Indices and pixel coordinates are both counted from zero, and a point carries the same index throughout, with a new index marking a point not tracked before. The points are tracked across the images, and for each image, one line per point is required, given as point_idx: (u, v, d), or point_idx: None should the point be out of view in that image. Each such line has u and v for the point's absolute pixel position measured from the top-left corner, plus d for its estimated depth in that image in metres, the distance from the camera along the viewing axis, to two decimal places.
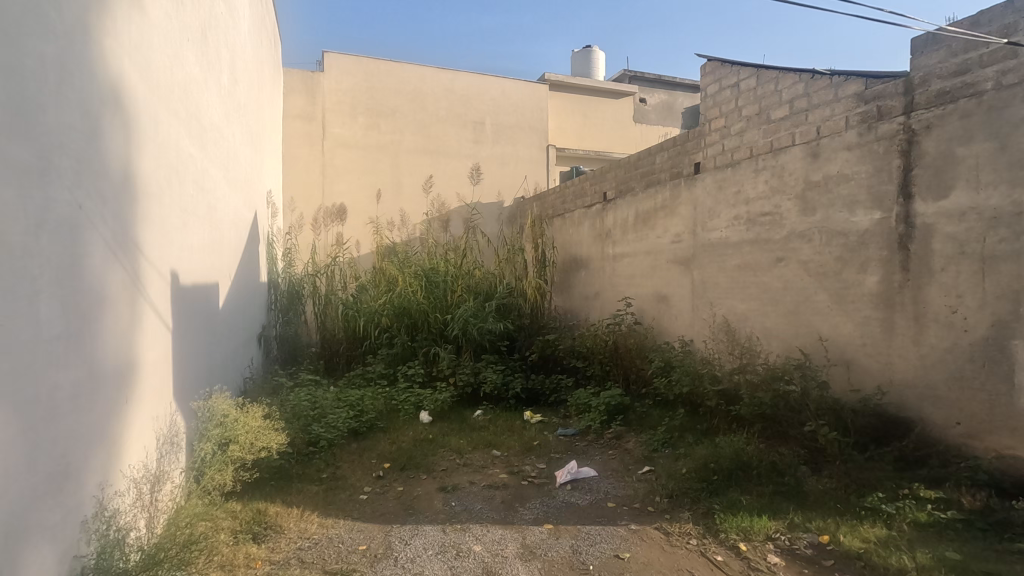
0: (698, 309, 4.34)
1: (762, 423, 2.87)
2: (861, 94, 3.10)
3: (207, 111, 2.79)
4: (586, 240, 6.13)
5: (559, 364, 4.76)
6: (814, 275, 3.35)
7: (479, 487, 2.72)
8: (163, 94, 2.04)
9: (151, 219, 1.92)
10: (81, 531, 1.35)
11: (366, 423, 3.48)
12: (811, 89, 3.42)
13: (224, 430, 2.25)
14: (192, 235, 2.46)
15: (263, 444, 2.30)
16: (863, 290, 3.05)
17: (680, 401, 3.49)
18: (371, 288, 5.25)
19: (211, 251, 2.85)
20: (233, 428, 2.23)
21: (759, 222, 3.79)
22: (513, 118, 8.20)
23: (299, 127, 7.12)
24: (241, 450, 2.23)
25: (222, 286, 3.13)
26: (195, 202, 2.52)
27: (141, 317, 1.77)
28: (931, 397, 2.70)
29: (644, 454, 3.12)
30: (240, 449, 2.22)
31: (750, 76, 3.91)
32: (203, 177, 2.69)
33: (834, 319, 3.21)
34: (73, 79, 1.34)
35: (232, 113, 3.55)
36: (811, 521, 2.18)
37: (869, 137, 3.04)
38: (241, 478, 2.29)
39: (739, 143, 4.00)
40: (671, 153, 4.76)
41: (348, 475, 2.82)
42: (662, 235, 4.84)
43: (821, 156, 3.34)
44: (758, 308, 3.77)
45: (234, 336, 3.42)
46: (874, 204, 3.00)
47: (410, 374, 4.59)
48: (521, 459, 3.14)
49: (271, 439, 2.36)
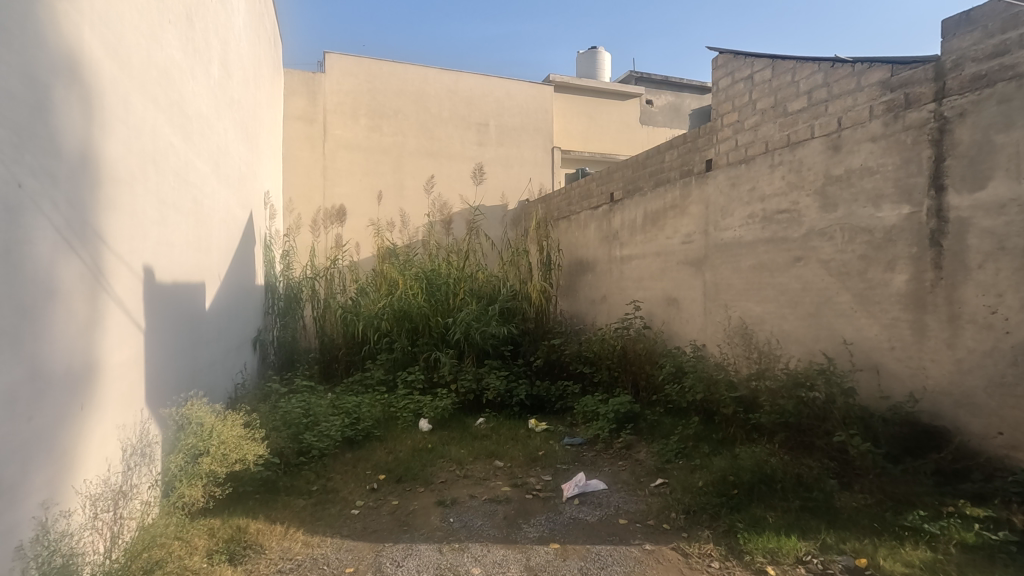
0: (711, 312, 4.15)
1: (784, 433, 2.67)
2: (887, 82, 2.91)
3: (192, 100, 2.63)
4: (593, 241, 5.96)
5: (565, 370, 4.56)
6: (836, 275, 3.16)
7: (479, 501, 2.53)
8: (136, 72, 1.88)
9: (121, 209, 1.76)
10: (16, 557, 1.18)
11: (362, 431, 3.30)
12: (831, 78, 3.24)
13: (198, 439, 2.07)
14: (172, 230, 2.29)
15: (241, 454, 2.12)
16: (890, 290, 2.86)
17: (694, 408, 3.28)
18: (371, 291, 5.09)
19: (196, 249, 2.69)
20: (208, 438, 2.05)
21: (775, 220, 3.61)
22: (517, 120, 8.05)
23: (300, 129, 7.00)
24: (216, 462, 2.05)
25: (210, 286, 2.96)
26: (177, 195, 2.36)
27: (103, 315, 1.61)
28: (969, 404, 2.50)
29: (657, 465, 2.92)
30: (215, 461, 2.04)
31: (765, 67, 3.74)
32: (187, 169, 2.53)
33: (858, 322, 3.02)
34: (12, 41, 1.18)
35: (223, 106, 3.40)
36: (845, 542, 1.98)
37: (896, 127, 2.85)
38: (217, 492, 2.11)
39: (754, 138, 3.82)
40: (681, 151, 4.59)
41: (340, 487, 2.63)
42: (671, 236, 4.66)
43: (842, 148, 3.15)
44: (775, 310, 3.57)
45: (223, 339, 3.26)
46: (902, 198, 2.81)
47: (409, 380, 4.40)
48: (526, 470, 2.95)
49: (250, 450, 2.17)
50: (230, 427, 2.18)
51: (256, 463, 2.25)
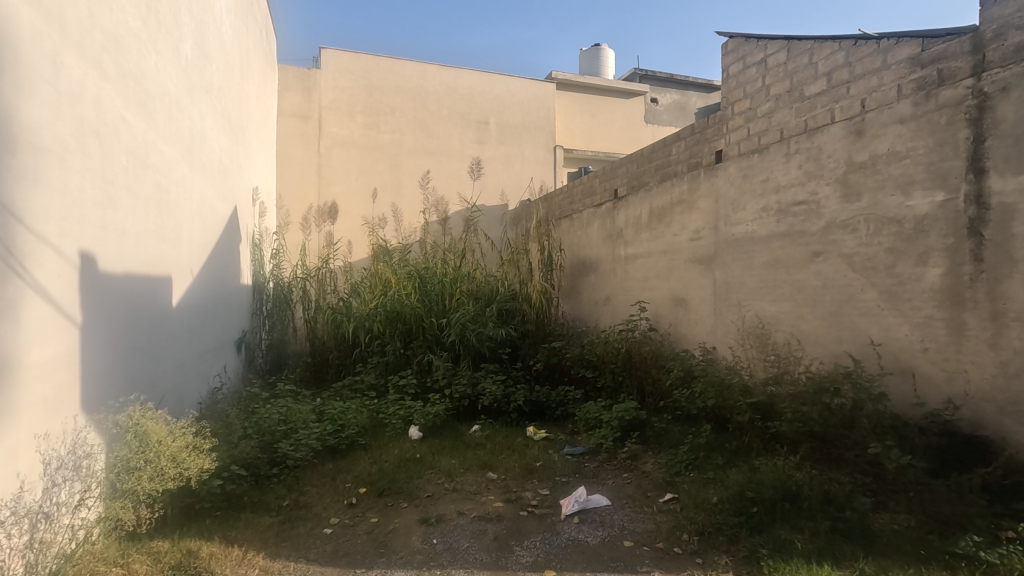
0: (722, 312, 3.89)
1: (809, 444, 2.40)
2: (917, 58, 2.66)
3: (155, 77, 2.41)
4: (595, 240, 5.71)
5: (567, 374, 4.28)
6: (861, 270, 2.90)
7: (468, 519, 2.27)
8: (70, 28, 1.65)
9: (47, 184, 1.54)
10: None
11: (345, 439, 3.06)
12: (853, 57, 2.99)
13: (136, 451, 1.80)
14: (124, 215, 2.05)
15: (185, 469, 1.86)
16: (922, 286, 2.60)
17: (705, 416, 3.02)
18: (362, 292, 4.84)
19: (159, 240, 2.45)
20: (150, 452, 1.79)
21: (791, 212, 3.36)
22: (518, 118, 7.83)
23: (295, 125, 6.79)
24: (155, 479, 1.79)
25: (177, 283, 2.72)
26: (131, 177, 2.12)
27: (15, 305, 1.38)
28: (1017, 412, 2.23)
29: (665, 479, 2.65)
30: (154, 479, 1.78)
31: (780, 50, 3.49)
32: (148, 149, 2.30)
33: (887, 321, 2.76)
34: None
35: (199, 90, 3.18)
36: (887, 572, 1.72)
37: (928, 106, 2.60)
38: (155, 508, 1.87)
39: (767, 126, 3.57)
40: (688, 143, 4.35)
41: (314, 502, 2.37)
42: (678, 233, 4.40)
43: (866, 133, 2.90)
44: (792, 310, 3.32)
45: (193, 340, 3.01)
46: (935, 184, 2.56)
47: (401, 385, 4.15)
48: (522, 484, 2.69)
49: (198, 464, 1.91)
50: (178, 434, 1.92)
51: (206, 476, 2.01)
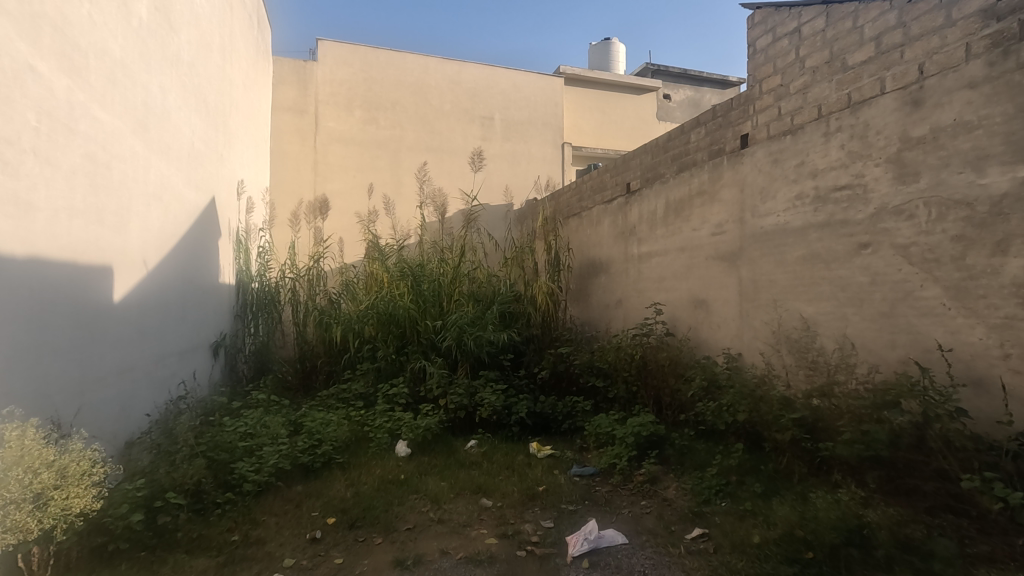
0: (749, 314, 3.47)
1: (874, 472, 1.97)
2: (991, 9, 2.25)
3: (90, 29, 2.04)
4: (606, 238, 5.30)
5: (575, 384, 3.84)
6: (920, 263, 2.48)
7: (452, 561, 1.87)
8: None
9: None
10: None
11: (320, 457, 2.69)
12: (909, 16, 2.59)
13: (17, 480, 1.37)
14: (32, 185, 1.70)
15: (62, 509, 1.46)
16: (1001, 280, 2.17)
17: (734, 432, 2.63)
18: (355, 294, 4.46)
19: (93, 222, 2.09)
20: (24, 485, 1.38)
21: (832, 198, 2.94)
22: (524, 113, 7.46)
23: (289, 120, 6.45)
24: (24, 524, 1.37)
25: (122, 276, 2.35)
26: (44, 140, 1.76)
27: None
28: None
29: (691, 509, 2.23)
30: (7, 530, 1.34)
31: (816, 16, 3.10)
32: (75, 112, 1.94)
33: (954, 323, 2.33)
34: None
35: (161, 61, 2.83)
36: None
37: (1005, 65, 2.19)
38: (48, 551, 1.51)
39: (802, 103, 3.16)
40: (709, 128, 3.94)
41: (269, 537, 1.99)
42: (698, 228, 3.99)
43: (925, 102, 2.49)
44: (833, 310, 2.89)
45: (146, 342, 2.64)
46: (1016, 157, 2.13)
47: (391, 395, 3.71)
48: (521, 513, 2.28)
49: (78, 500, 1.50)
50: (66, 463, 1.52)
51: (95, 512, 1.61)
